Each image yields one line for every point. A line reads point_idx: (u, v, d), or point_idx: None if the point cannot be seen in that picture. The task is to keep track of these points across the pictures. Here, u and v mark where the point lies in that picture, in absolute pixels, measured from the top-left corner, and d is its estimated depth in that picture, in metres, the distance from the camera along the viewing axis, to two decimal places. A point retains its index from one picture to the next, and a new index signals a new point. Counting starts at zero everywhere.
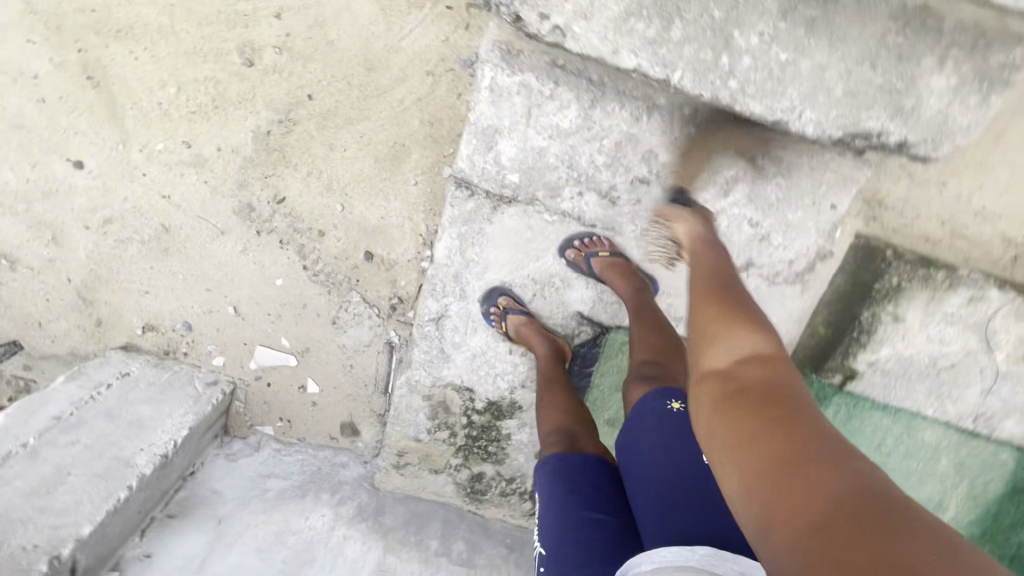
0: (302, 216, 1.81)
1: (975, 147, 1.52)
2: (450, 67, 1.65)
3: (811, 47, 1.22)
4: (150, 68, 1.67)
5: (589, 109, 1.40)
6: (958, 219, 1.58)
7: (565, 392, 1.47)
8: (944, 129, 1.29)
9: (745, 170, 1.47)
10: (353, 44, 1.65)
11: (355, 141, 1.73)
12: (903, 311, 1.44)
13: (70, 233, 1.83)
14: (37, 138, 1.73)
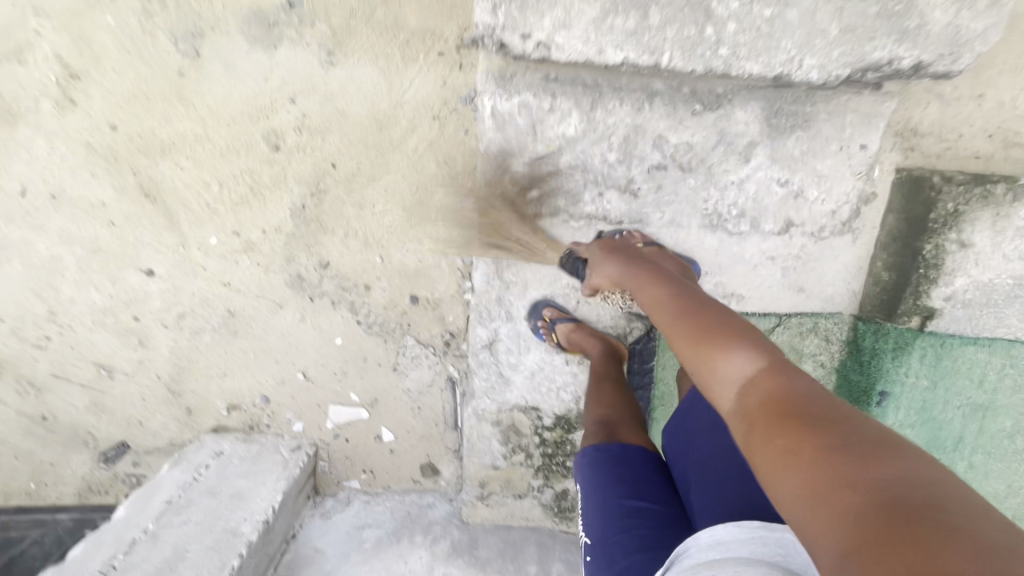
0: (347, 276, 1.93)
1: (1005, 51, 1.44)
2: (454, 107, 1.74)
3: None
4: (194, 173, 1.84)
5: (591, 112, 1.44)
6: (1006, 128, 1.48)
7: (606, 386, 1.45)
8: (960, 39, 1.22)
9: (761, 133, 1.45)
10: (363, 108, 1.75)
11: (381, 195, 1.83)
12: (970, 235, 1.33)
13: (153, 335, 2.03)
14: (113, 258, 1.94)
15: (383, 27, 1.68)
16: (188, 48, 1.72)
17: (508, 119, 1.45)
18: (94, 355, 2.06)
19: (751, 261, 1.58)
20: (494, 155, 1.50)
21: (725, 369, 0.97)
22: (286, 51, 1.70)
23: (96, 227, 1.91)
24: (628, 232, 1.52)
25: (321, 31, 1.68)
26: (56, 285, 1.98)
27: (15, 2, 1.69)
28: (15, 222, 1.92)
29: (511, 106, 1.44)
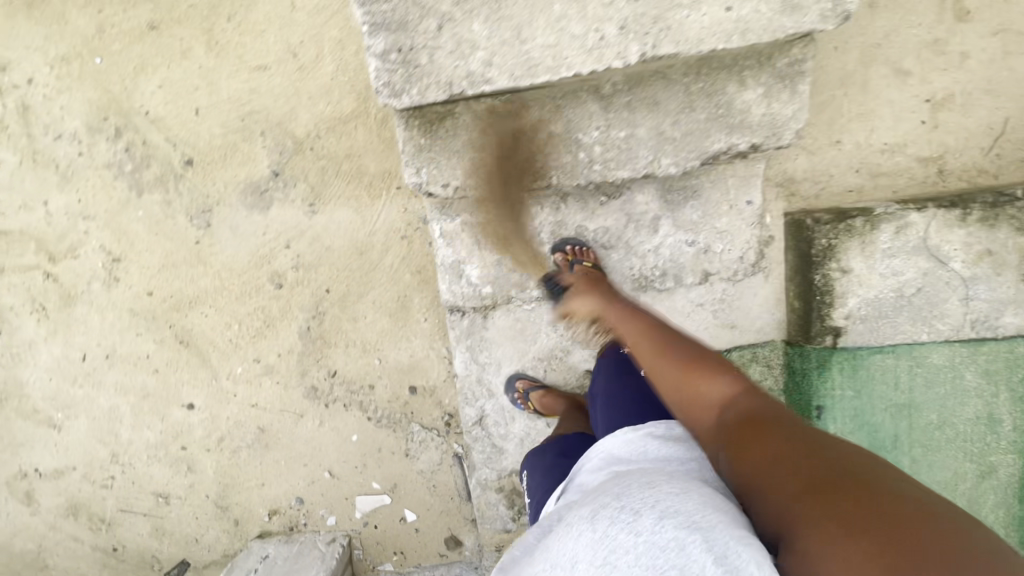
0: (353, 380, 2.24)
1: (849, 103, 1.74)
2: (416, 226, 2.09)
3: (639, 118, 1.41)
4: (217, 317, 2.21)
5: (520, 218, 1.77)
6: (869, 163, 1.75)
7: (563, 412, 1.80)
8: (778, 124, 1.41)
9: (661, 208, 1.74)
10: (344, 241, 2.12)
11: (371, 307, 2.17)
12: (847, 262, 1.57)
13: (199, 460, 2.35)
14: (160, 399, 2.30)
15: (350, 176, 2.07)
16: (201, 222, 2.13)
17: (455, 236, 1.79)
18: (151, 485, 2.38)
19: (684, 310, 1.84)
20: (450, 265, 1.82)
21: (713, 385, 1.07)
22: (277, 210, 2.11)
23: (144, 376, 2.29)
24: (586, 247, 1.76)
25: (301, 189, 2.08)
26: (116, 430, 2.34)
27: (68, 213, 2.15)
28: (80, 383, 2.31)
29: (455, 226, 1.78)
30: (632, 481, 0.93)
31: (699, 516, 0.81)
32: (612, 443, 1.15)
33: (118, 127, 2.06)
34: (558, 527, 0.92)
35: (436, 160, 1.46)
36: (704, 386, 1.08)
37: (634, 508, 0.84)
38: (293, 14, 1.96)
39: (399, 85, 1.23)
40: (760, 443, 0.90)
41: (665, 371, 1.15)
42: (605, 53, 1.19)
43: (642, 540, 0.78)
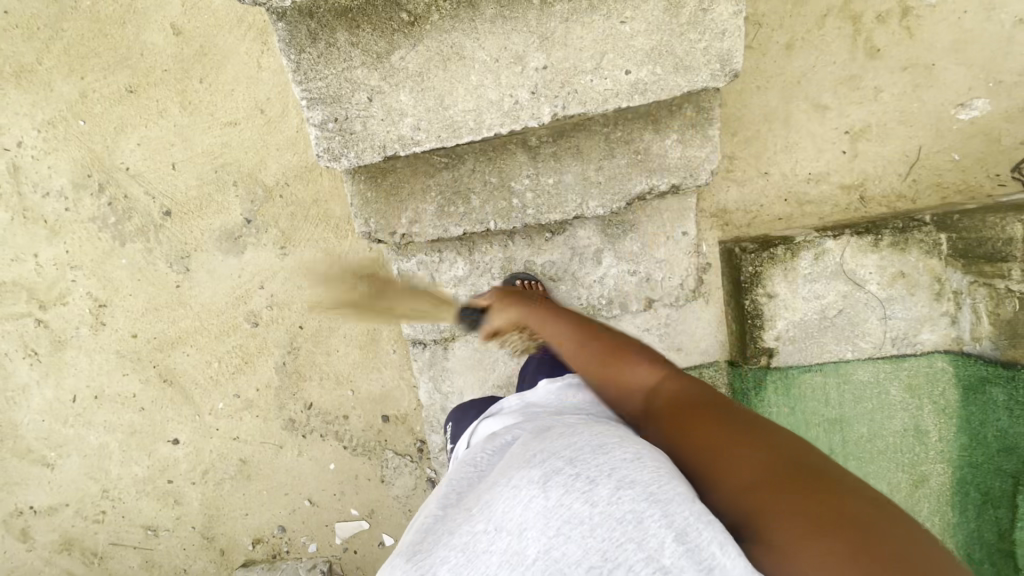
0: (329, 411, 2.35)
1: (773, 138, 1.86)
2: (383, 264, 2.22)
3: (565, 166, 1.54)
4: (198, 355, 2.34)
5: (472, 255, 1.89)
6: (796, 192, 1.87)
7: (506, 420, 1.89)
8: (693, 166, 1.53)
9: (602, 241, 1.85)
10: (315, 280, 2.25)
11: (343, 341, 2.29)
12: (773, 287, 1.68)
13: (185, 493, 2.46)
14: (146, 436, 2.42)
15: (318, 219, 2.20)
16: (181, 268, 2.27)
17: (412, 275, 1.91)
18: (141, 518, 2.49)
19: (631, 334, 1.94)
20: (409, 301, 1.94)
21: (634, 370, 1.01)
22: (251, 253, 2.24)
23: (131, 414, 2.41)
24: (533, 280, 1.85)
25: (273, 233, 2.22)
26: (107, 467, 2.46)
27: (57, 264, 2.29)
28: (71, 423, 2.44)
29: (412, 265, 1.90)
30: (581, 436, 0.88)
31: (659, 486, 0.76)
32: (537, 390, 1.16)
33: (102, 182, 2.22)
34: (500, 477, 0.86)
35: (383, 213, 1.59)
36: (627, 373, 1.02)
37: (589, 476, 0.79)
38: (259, 74, 2.12)
39: (338, 150, 1.36)
40: (704, 432, 0.86)
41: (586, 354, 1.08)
42: (521, 114, 1.33)
43: (599, 512, 0.75)
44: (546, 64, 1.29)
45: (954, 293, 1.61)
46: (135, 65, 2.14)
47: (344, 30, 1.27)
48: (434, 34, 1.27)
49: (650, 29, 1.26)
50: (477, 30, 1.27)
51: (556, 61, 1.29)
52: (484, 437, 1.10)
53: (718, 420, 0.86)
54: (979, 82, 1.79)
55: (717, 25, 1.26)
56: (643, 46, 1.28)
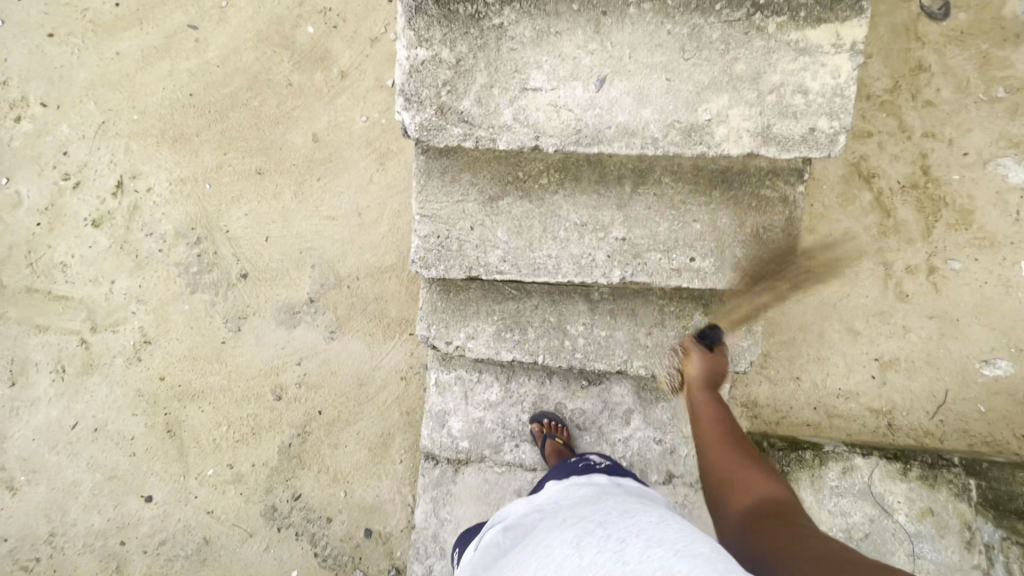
0: (314, 508, 2.24)
1: (808, 348, 2.01)
2: (418, 371, 2.31)
3: (619, 323, 1.69)
4: (211, 414, 2.34)
5: (508, 383, 1.95)
6: (826, 402, 1.99)
7: None
8: (733, 353, 1.67)
9: (634, 402, 1.90)
10: (349, 370, 2.33)
11: (354, 437, 2.28)
12: (798, 492, 1.67)
13: (133, 561, 2.28)
14: (123, 485, 2.32)
15: (374, 315, 2.36)
16: (233, 326, 2.40)
17: (447, 388, 1.95)
18: None
19: None
20: (436, 413, 1.96)
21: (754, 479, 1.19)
22: (302, 329, 2.37)
23: (119, 457, 2.34)
24: (558, 423, 1.89)
25: (328, 317, 2.37)
26: (66, 508, 2.32)
27: (126, 295, 2.46)
28: (57, 450, 2.37)
29: (450, 378, 1.95)
30: (613, 517, 1.09)
31: (685, 547, 0.90)
32: (545, 490, 1.38)
33: (201, 236, 2.48)
34: (542, 547, 1.07)
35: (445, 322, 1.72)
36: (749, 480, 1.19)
37: (621, 539, 0.97)
38: (369, 185, 2.48)
39: (431, 260, 1.57)
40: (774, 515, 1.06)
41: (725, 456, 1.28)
42: (594, 270, 1.54)
43: (628, 567, 0.88)
44: (625, 236, 1.52)
45: (986, 545, 1.58)
46: (271, 154, 2.54)
47: (468, 173, 1.54)
48: (539, 192, 1.53)
49: (716, 231, 1.50)
50: (575, 196, 1.52)
51: (634, 236, 1.52)
52: (508, 531, 1.28)
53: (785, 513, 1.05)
54: (1000, 345, 1.98)
55: (774, 241, 1.49)
56: (710, 242, 1.50)
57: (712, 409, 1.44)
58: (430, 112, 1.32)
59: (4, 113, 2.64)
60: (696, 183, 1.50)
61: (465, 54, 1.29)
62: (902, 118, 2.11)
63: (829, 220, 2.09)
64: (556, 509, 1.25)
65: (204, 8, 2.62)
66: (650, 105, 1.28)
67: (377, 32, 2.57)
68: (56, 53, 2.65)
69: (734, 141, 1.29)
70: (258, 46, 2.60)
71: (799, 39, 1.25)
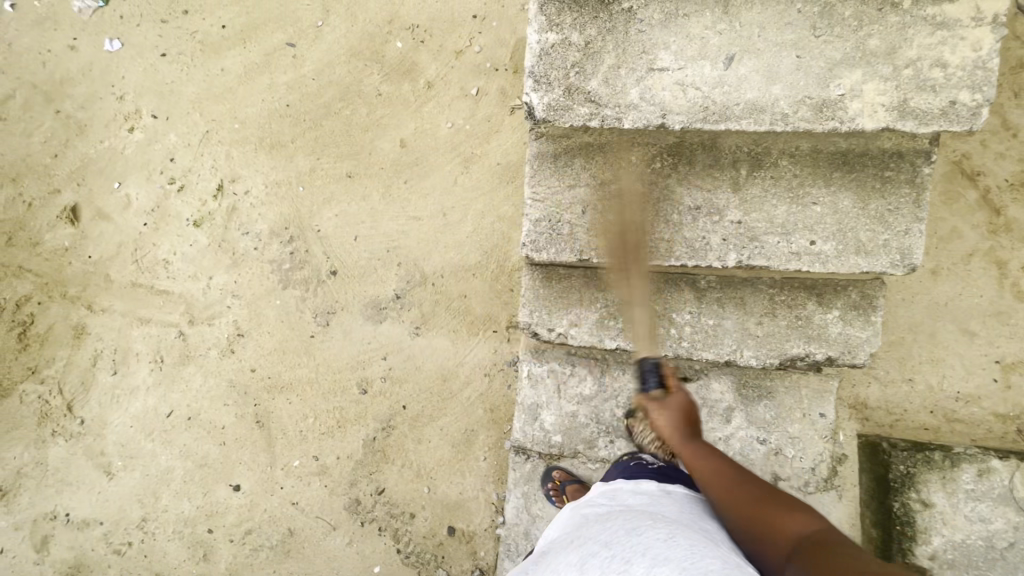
0: (397, 503, 2.30)
1: (918, 350, 1.92)
2: (502, 368, 2.32)
3: (727, 312, 1.65)
4: (298, 406, 2.40)
5: (602, 377, 1.92)
6: (943, 406, 1.89)
7: None
8: (851, 345, 1.61)
9: (735, 400, 1.83)
10: (434, 366, 2.36)
11: (437, 433, 2.31)
12: (929, 494, 1.68)
13: (220, 549, 2.38)
14: (212, 474, 2.42)
15: (457, 313, 2.40)
16: (322, 321, 2.47)
17: (540, 380, 1.94)
18: (163, 563, 2.42)
19: None
20: (528, 406, 1.94)
21: (787, 516, 1.09)
22: (387, 325, 2.42)
23: (210, 446, 2.44)
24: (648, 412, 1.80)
25: (414, 314, 2.42)
26: (159, 494, 2.45)
27: (222, 290, 2.58)
28: (152, 438, 2.50)
29: (542, 370, 1.94)
30: (622, 526, 1.12)
31: (691, 564, 0.92)
32: (586, 497, 1.39)
33: (294, 235, 2.60)
34: (554, 563, 1.13)
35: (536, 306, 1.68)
36: (779, 515, 1.10)
37: (626, 557, 1.00)
38: (454, 187, 2.56)
39: (542, 243, 1.59)
40: (837, 561, 0.93)
41: (741, 499, 1.17)
42: (708, 253, 1.52)
43: None
44: (741, 219, 1.51)
45: None
46: (361, 159, 2.66)
47: (581, 159, 1.57)
48: (651, 177, 1.54)
49: (839, 214, 1.47)
50: (689, 180, 1.53)
51: (751, 219, 1.50)
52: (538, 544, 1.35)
53: (858, 556, 0.92)
54: None
55: (902, 225, 1.45)
56: (833, 224, 1.47)
57: (707, 455, 1.30)
58: (558, 93, 1.36)
59: (119, 124, 2.87)
60: (816, 166, 1.48)
61: (594, 37, 1.34)
62: (1008, 115, 2.04)
63: (934, 218, 2.02)
64: (574, 520, 1.29)
65: (302, 27, 2.81)
66: (781, 82, 1.29)
67: (463, 44, 2.68)
68: (167, 70, 2.88)
69: (869, 115, 1.27)
70: (350, 61, 2.76)
71: (936, 14, 1.24)
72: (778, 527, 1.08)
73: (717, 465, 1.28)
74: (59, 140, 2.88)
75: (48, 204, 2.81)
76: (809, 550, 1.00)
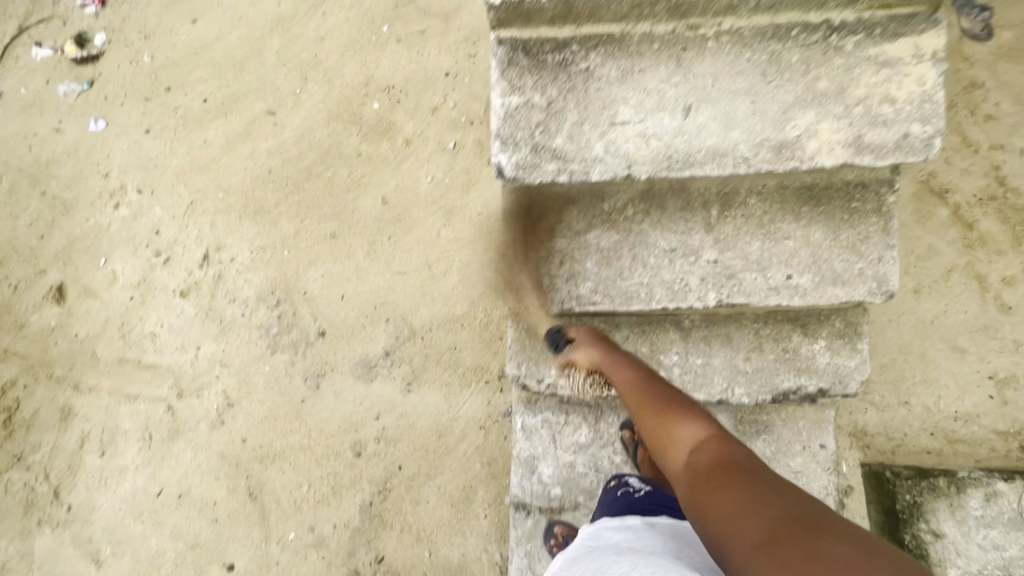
0: (398, 570, 2.23)
1: (911, 372, 1.91)
2: (496, 420, 2.28)
3: (713, 350, 1.65)
4: (292, 476, 2.35)
5: (597, 424, 1.90)
6: (943, 428, 1.87)
7: None
8: (842, 374, 1.60)
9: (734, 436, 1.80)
10: (429, 421, 2.32)
11: (435, 492, 2.25)
12: (939, 525, 1.66)
13: None
14: (205, 554, 2.36)
15: (448, 365, 2.38)
16: (313, 384, 2.44)
17: (534, 431, 1.90)
18: None
19: None
20: (525, 458, 1.90)
21: (687, 436, 1.21)
22: (378, 384, 2.39)
23: (202, 525, 2.38)
24: None
25: (405, 370, 2.40)
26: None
27: (210, 359, 2.56)
28: (142, 520, 2.43)
29: (536, 421, 1.91)
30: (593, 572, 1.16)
31: None
32: (574, 545, 1.46)
33: (281, 298, 2.60)
34: None
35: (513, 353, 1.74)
36: (681, 436, 1.22)
37: None
38: (437, 239, 2.59)
39: None
40: (730, 481, 1.02)
41: (649, 418, 1.31)
42: (688, 294, 1.53)
43: None
44: (717, 258, 1.52)
45: None
46: (344, 219, 2.69)
47: (555, 210, 1.59)
48: (625, 223, 1.56)
49: (812, 246, 1.48)
50: (662, 223, 1.55)
51: (727, 257, 1.52)
52: None
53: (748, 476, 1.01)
54: None
55: (875, 252, 1.46)
56: (807, 257, 1.49)
57: (627, 377, 1.44)
58: (525, 151, 1.40)
59: (104, 201, 2.91)
60: (784, 200, 1.51)
61: (555, 97, 1.39)
62: (966, 134, 2.10)
63: (909, 237, 2.05)
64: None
65: (281, 96, 2.89)
66: (738, 127, 1.33)
67: (437, 101, 2.77)
68: (152, 146, 2.95)
69: (827, 153, 1.31)
70: (330, 124, 2.84)
71: (878, 54, 1.29)
72: (677, 448, 1.20)
73: (635, 381, 1.42)
74: (45, 221, 2.91)
75: (33, 284, 2.81)
76: (714, 469, 1.08)
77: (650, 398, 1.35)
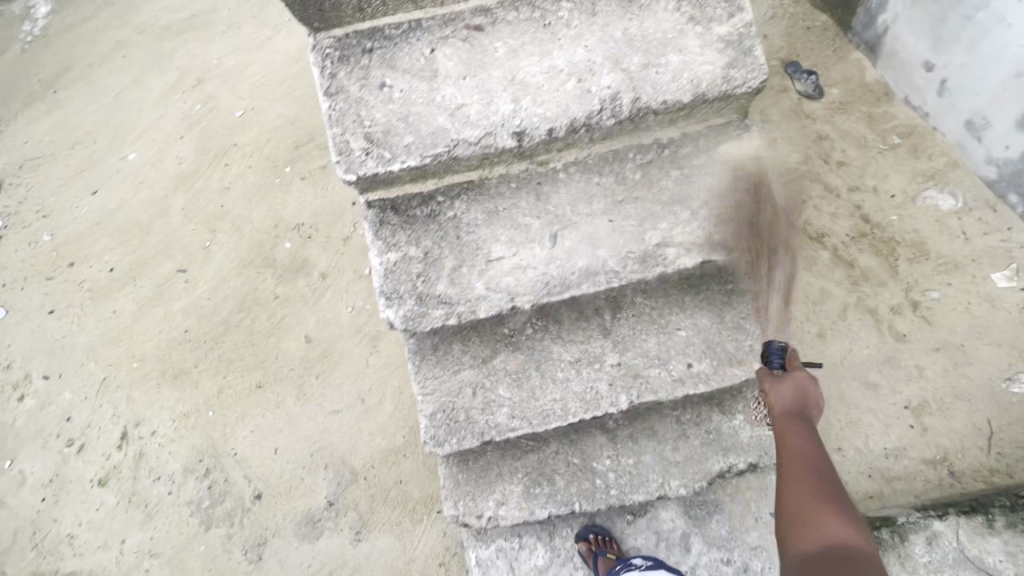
0: None
1: (835, 418, 2.02)
2: (455, 553, 2.24)
3: (642, 445, 1.66)
4: None
5: (552, 541, 1.83)
6: (878, 468, 1.97)
7: None
8: (766, 445, 1.64)
9: (688, 524, 1.78)
10: (384, 571, 2.25)
11: None
12: None
13: None
14: None
15: (396, 503, 2.32)
16: (254, 555, 2.32)
17: (490, 564, 1.81)
18: None
19: None
20: None
21: (827, 525, 0.99)
22: (325, 541, 2.31)
23: None
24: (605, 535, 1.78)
25: (351, 518, 2.32)
26: None
27: (137, 552, 2.41)
28: None
29: (490, 552, 1.81)
30: None
31: None
32: None
33: (209, 466, 2.46)
34: None
35: (430, 434, 1.57)
36: (821, 523, 1.00)
37: None
38: (366, 368, 2.54)
39: (443, 436, 1.57)
40: None
41: (796, 490, 1.08)
42: (601, 402, 1.55)
43: None
44: (620, 361, 1.57)
45: None
46: (268, 365, 2.60)
47: (458, 342, 1.61)
48: (527, 343, 1.60)
49: (702, 332, 1.56)
50: (562, 337, 1.60)
51: (629, 358, 1.57)
52: None
53: None
54: (1016, 357, 2.01)
55: (758, 327, 1.56)
56: (701, 344, 1.56)
57: (801, 439, 1.18)
58: (411, 303, 1.42)
59: (7, 395, 2.73)
60: (668, 295, 1.59)
61: (431, 247, 1.44)
62: (824, 182, 2.31)
63: (801, 285, 2.19)
64: None
65: (190, 252, 2.85)
66: (603, 246, 1.42)
67: (348, 231, 2.81)
68: (55, 328, 2.82)
69: (686, 254, 1.42)
70: (244, 271, 2.79)
71: (706, 161, 1.44)
72: (809, 528, 1.00)
73: (810, 452, 1.15)
74: None
75: None
76: None
77: (818, 477, 1.09)
